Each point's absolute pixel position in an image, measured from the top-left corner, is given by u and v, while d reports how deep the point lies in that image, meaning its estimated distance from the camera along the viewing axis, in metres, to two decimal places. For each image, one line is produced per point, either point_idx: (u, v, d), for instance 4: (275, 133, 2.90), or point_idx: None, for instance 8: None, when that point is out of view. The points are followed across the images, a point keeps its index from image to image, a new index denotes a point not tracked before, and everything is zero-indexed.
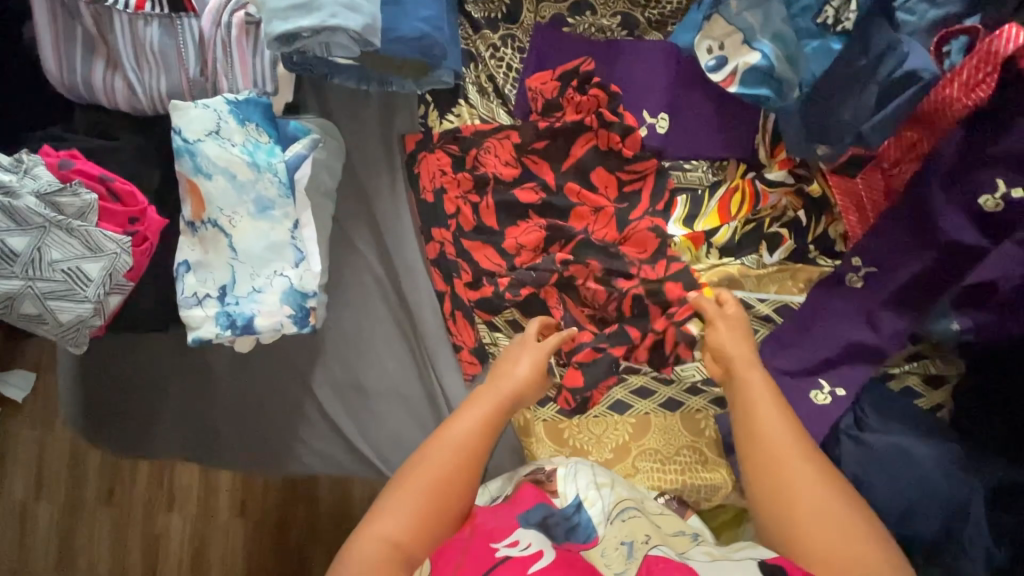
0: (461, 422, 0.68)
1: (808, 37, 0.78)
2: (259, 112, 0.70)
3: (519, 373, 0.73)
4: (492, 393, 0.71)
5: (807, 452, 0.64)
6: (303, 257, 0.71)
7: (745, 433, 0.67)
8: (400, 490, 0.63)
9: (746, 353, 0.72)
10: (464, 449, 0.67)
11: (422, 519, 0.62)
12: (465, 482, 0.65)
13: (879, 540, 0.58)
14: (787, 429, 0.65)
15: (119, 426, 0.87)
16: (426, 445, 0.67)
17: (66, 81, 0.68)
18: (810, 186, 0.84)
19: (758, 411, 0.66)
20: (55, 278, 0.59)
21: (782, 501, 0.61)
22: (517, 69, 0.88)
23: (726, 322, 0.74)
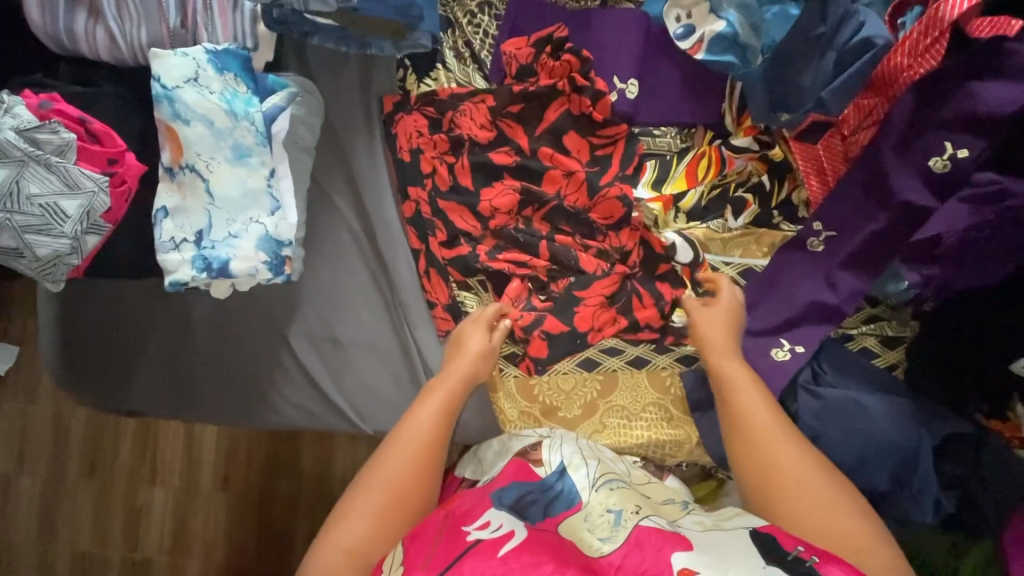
0: (423, 411, 0.73)
1: (768, 4, 0.81)
2: (238, 62, 0.72)
3: (471, 353, 0.78)
4: (440, 385, 0.76)
5: (782, 427, 0.71)
6: (279, 206, 0.73)
7: (723, 412, 0.74)
8: (365, 489, 0.68)
9: (716, 342, 0.77)
10: (427, 441, 0.71)
11: (388, 517, 0.66)
12: (424, 475, 0.69)
13: (849, 501, 0.66)
14: (763, 406, 0.72)
15: (96, 379, 0.88)
16: (388, 443, 0.71)
17: (48, 30, 0.71)
18: (773, 151, 0.88)
19: (735, 392, 0.74)
20: (33, 212, 0.61)
21: (762, 477, 0.68)
22: (493, 35, 0.90)
23: (705, 318, 0.78)
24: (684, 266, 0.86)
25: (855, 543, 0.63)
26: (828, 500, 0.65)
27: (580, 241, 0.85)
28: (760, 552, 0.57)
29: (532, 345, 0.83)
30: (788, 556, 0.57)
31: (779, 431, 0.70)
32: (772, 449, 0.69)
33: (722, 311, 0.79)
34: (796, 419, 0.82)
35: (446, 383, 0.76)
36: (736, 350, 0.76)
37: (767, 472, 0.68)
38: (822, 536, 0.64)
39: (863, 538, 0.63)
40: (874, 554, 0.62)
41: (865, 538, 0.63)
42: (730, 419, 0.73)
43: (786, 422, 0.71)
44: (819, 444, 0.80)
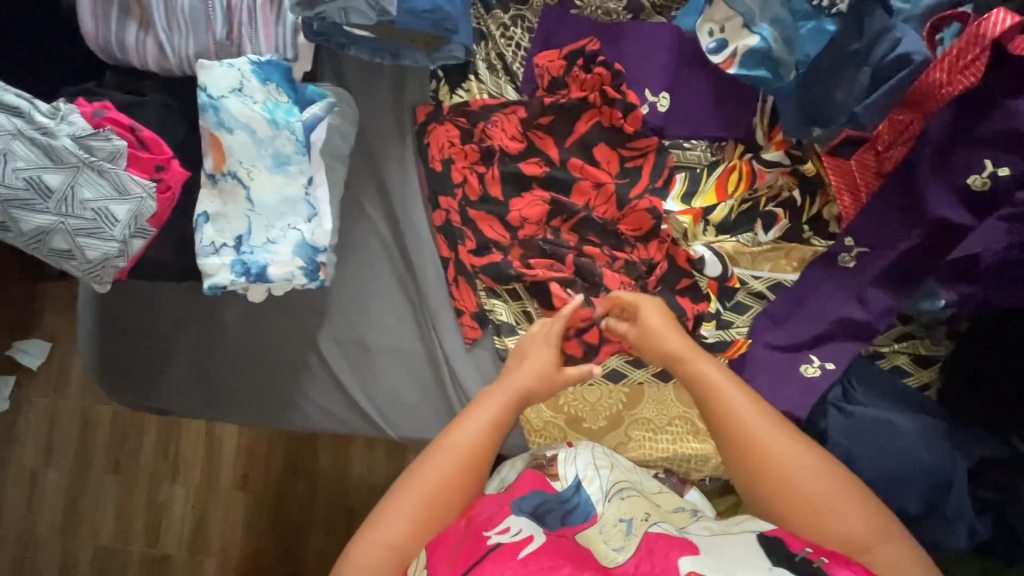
0: (472, 423, 0.72)
1: (804, 19, 0.78)
2: (280, 73, 0.74)
3: (529, 371, 0.76)
4: (495, 395, 0.74)
5: (774, 424, 0.69)
6: (315, 213, 0.74)
7: (705, 414, 0.71)
8: (403, 491, 0.67)
9: (672, 349, 0.75)
10: (475, 452, 0.70)
11: (423, 525, 0.65)
12: (465, 489, 0.68)
13: (864, 502, 0.64)
14: (750, 406, 0.70)
15: (130, 377, 0.91)
16: (433, 448, 0.70)
17: (101, 40, 0.74)
18: (804, 166, 0.87)
19: (722, 393, 0.70)
20: (85, 216, 0.63)
21: (764, 479, 0.66)
22: (525, 48, 0.91)
23: (638, 336, 0.78)
24: (711, 280, 0.86)
25: (866, 537, 0.62)
26: (834, 496, 0.64)
27: (609, 252, 0.85)
28: (767, 555, 0.58)
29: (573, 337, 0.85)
30: (796, 557, 0.57)
31: (771, 429, 0.68)
32: (768, 448, 0.67)
33: (658, 317, 0.77)
34: (824, 437, 0.81)
35: (504, 392, 0.75)
36: (691, 349, 0.75)
37: (767, 473, 0.66)
38: (834, 533, 0.63)
39: (875, 530, 0.63)
40: (887, 548, 0.62)
41: (876, 531, 0.63)
42: (718, 421, 0.70)
43: (776, 417, 0.70)
44: (849, 463, 0.79)
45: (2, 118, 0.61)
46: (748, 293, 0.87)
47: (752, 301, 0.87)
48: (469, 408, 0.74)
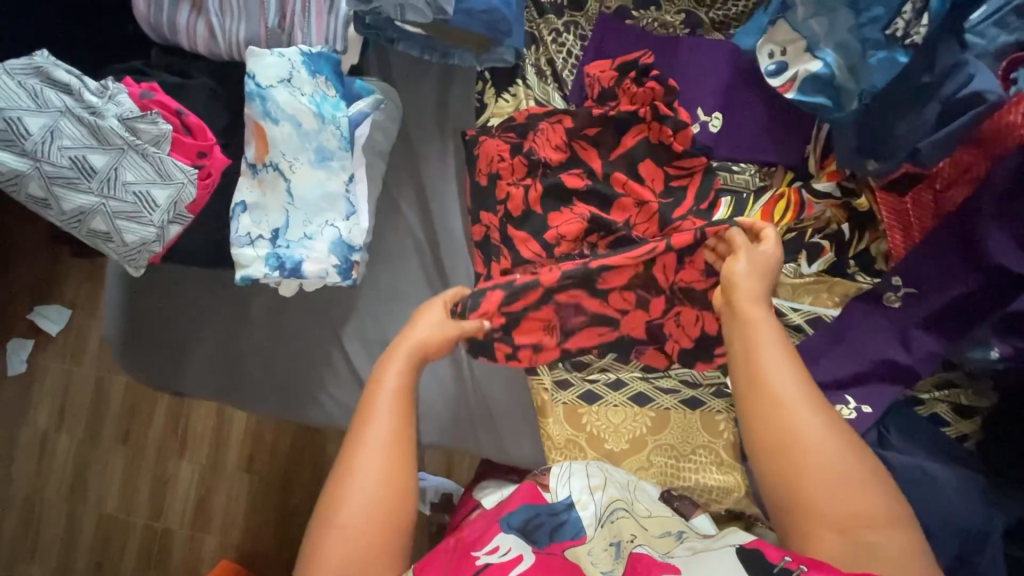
0: (377, 423, 0.66)
1: (874, 48, 0.75)
2: (329, 65, 0.72)
3: (414, 340, 0.72)
4: (404, 344, 0.71)
5: (806, 390, 0.64)
6: (354, 211, 0.73)
7: (743, 366, 0.67)
8: (340, 504, 0.62)
9: (745, 289, 0.70)
10: (392, 447, 0.65)
11: (371, 539, 0.61)
12: (402, 491, 0.64)
13: (883, 487, 0.60)
14: (786, 369, 0.65)
15: (151, 358, 0.90)
16: (352, 446, 0.65)
17: (153, 19, 0.73)
18: (857, 200, 0.84)
19: (760, 354, 0.66)
20: (127, 199, 0.61)
21: (777, 445, 0.62)
22: (577, 56, 0.89)
23: (749, 255, 0.71)
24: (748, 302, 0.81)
25: (874, 518, 0.58)
26: (849, 474, 0.60)
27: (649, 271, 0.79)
28: (746, 569, 0.55)
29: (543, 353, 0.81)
30: (775, 568, 0.55)
31: (805, 400, 0.63)
32: (795, 414, 0.62)
33: (765, 261, 0.71)
34: None
35: (410, 339, 0.72)
36: (766, 299, 0.70)
37: (782, 439, 0.62)
38: (839, 510, 0.59)
39: (884, 513, 0.59)
40: (894, 532, 0.58)
41: (889, 519, 0.58)
42: (752, 386, 0.65)
43: (816, 390, 0.64)
44: None
45: (50, 94, 0.59)
46: (786, 325, 0.85)
47: (790, 334, 0.85)
48: (375, 386, 0.68)
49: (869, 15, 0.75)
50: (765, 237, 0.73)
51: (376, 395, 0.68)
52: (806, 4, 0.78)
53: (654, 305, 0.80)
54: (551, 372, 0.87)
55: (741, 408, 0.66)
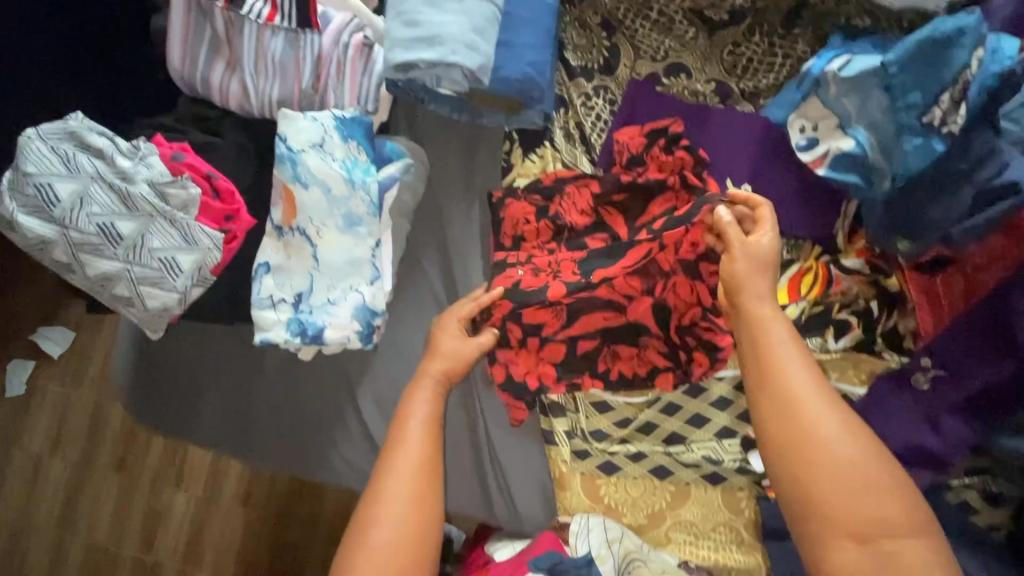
0: (409, 446, 0.71)
1: (910, 134, 0.74)
2: (362, 130, 0.71)
3: (437, 371, 0.76)
4: (430, 370, 0.76)
5: (818, 389, 0.63)
6: (378, 276, 0.71)
7: (753, 364, 0.67)
8: (372, 522, 0.67)
9: (753, 285, 0.68)
10: (421, 470, 0.70)
11: (403, 556, 0.65)
12: (432, 517, 0.68)
13: (898, 485, 0.60)
14: (797, 365, 0.64)
15: (160, 407, 0.88)
16: (380, 473, 0.70)
17: (185, 74, 0.73)
18: (887, 278, 0.83)
19: (769, 351, 0.65)
20: (152, 265, 0.60)
21: (789, 440, 0.62)
22: (606, 119, 0.88)
23: (743, 248, 0.69)
24: None
25: (890, 524, 0.58)
26: (863, 476, 0.59)
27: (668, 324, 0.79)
28: None
29: (550, 350, 0.81)
30: None
31: (817, 396, 0.62)
32: (807, 415, 0.62)
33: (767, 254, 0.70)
34: None
35: (433, 367, 0.76)
36: (771, 293, 0.69)
37: (794, 434, 0.62)
38: (851, 508, 0.59)
39: (898, 514, 0.59)
40: (910, 538, 0.58)
41: (905, 523, 0.59)
42: (762, 382, 0.65)
43: (827, 384, 0.64)
44: None
45: (82, 158, 0.59)
46: None
47: None
48: (403, 417, 0.74)
49: (905, 101, 0.74)
50: (760, 218, 0.71)
51: (405, 424, 0.73)
52: (839, 83, 0.78)
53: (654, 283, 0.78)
54: (568, 442, 0.84)
55: (752, 407, 0.66)
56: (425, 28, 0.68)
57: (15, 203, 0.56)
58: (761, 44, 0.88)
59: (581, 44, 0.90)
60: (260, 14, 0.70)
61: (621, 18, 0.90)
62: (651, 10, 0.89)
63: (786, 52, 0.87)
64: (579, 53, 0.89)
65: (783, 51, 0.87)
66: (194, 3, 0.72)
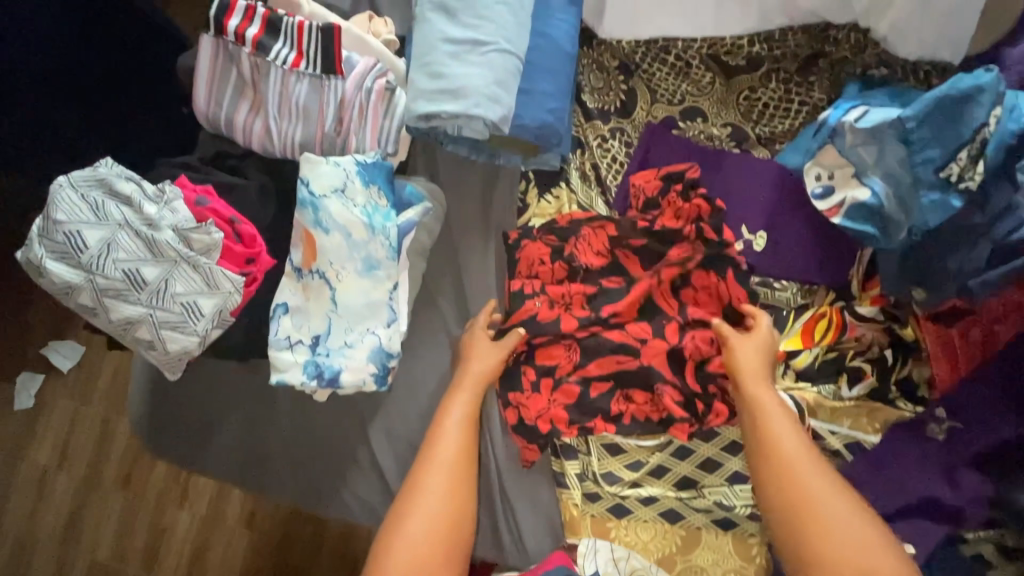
0: (446, 443, 0.75)
1: (927, 189, 0.74)
2: (382, 174, 0.72)
3: (475, 376, 0.78)
4: (468, 375, 0.79)
5: (815, 463, 0.67)
6: (395, 317, 0.71)
7: (752, 439, 0.71)
8: (411, 511, 0.71)
9: (750, 366, 0.74)
10: (458, 467, 0.74)
11: (437, 544, 0.69)
12: (466, 509, 0.73)
13: (895, 555, 0.62)
14: (793, 439, 0.69)
15: (172, 438, 0.88)
16: (419, 470, 0.74)
17: (211, 115, 0.75)
18: (902, 328, 0.82)
19: (767, 426, 0.70)
20: (174, 309, 0.61)
21: (790, 511, 0.66)
22: (622, 162, 0.89)
23: (739, 343, 0.75)
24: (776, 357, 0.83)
25: None
26: (860, 544, 0.62)
27: (681, 369, 0.80)
28: None
29: (564, 391, 0.81)
30: None
31: (813, 469, 0.67)
32: (805, 487, 0.66)
33: (763, 339, 0.76)
34: None
35: (472, 371, 0.79)
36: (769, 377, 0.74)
37: (794, 505, 0.66)
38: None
39: None
40: None
41: None
42: (761, 455, 0.69)
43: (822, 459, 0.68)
44: None
45: (111, 205, 0.60)
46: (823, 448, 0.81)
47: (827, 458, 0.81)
48: (441, 419, 0.77)
49: (923, 155, 0.74)
50: (757, 326, 0.77)
51: (444, 421, 0.77)
52: (856, 133, 0.78)
53: (668, 329, 0.81)
54: (579, 485, 0.84)
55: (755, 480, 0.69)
56: (449, 80, 0.69)
57: (44, 249, 0.58)
58: (778, 90, 0.88)
59: (599, 87, 0.90)
60: (286, 61, 0.72)
61: (638, 62, 0.91)
62: (668, 54, 0.90)
63: (802, 99, 0.88)
64: (596, 95, 0.90)
65: (799, 98, 0.88)
66: (222, 48, 0.73)
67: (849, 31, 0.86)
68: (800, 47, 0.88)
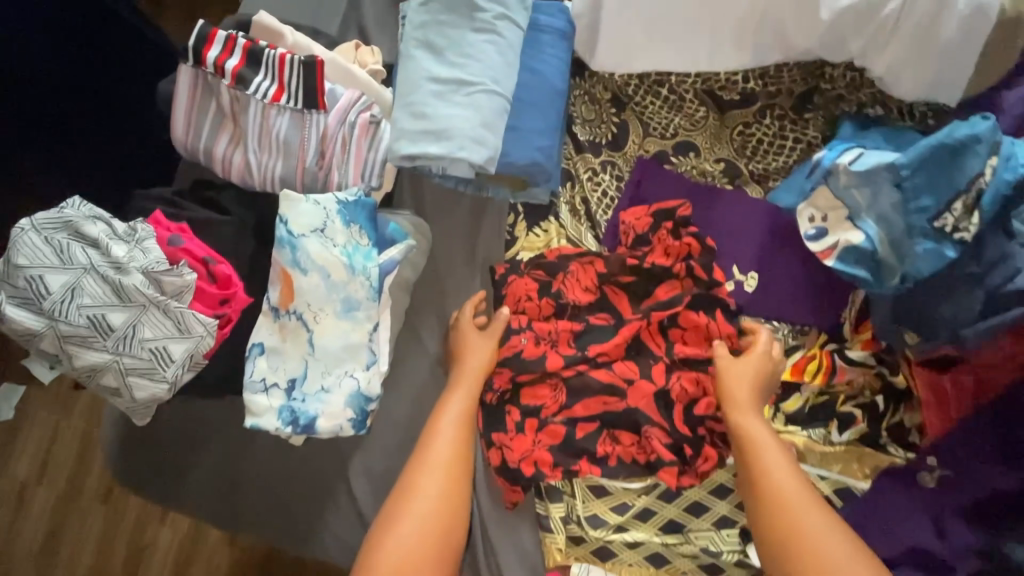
0: (443, 441, 0.74)
1: (921, 237, 0.73)
2: (364, 213, 0.69)
3: (472, 371, 0.78)
4: (469, 371, 0.78)
5: (809, 495, 0.67)
6: (375, 360, 0.69)
7: (744, 467, 0.71)
8: (401, 513, 0.69)
9: (740, 395, 0.74)
10: (450, 468, 0.73)
11: (427, 547, 0.68)
12: (455, 512, 0.71)
13: None
14: (786, 469, 0.69)
15: (148, 472, 0.86)
16: (411, 472, 0.73)
17: (190, 146, 0.73)
18: (894, 374, 0.81)
19: (759, 454, 0.70)
20: (142, 355, 0.59)
21: (784, 541, 0.65)
22: (613, 197, 0.87)
23: (726, 368, 0.75)
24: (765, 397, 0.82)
25: None
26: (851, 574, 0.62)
27: (668, 411, 0.78)
28: None
29: (548, 431, 0.79)
30: None
31: (806, 498, 0.67)
32: (798, 516, 0.66)
33: (751, 364, 0.75)
34: None
35: (467, 364, 0.78)
36: (758, 403, 0.74)
37: (787, 535, 0.65)
38: None
39: None
40: None
41: None
42: (754, 484, 0.69)
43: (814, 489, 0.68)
44: None
45: (77, 250, 0.59)
46: None
47: None
48: (435, 419, 0.76)
49: (918, 203, 0.73)
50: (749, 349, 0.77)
51: (439, 419, 0.76)
52: (850, 175, 0.77)
53: (655, 371, 0.79)
54: (564, 529, 0.81)
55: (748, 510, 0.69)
56: (432, 121, 0.67)
57: (4, 296, 0.57)
58: (772, 126, 0.87)
59: (590, 118, 0.88)
60: (267, 94, 0.71)
61: (631, 95, 0.89)
62: (661, 87, 0.89)
63: (797, 136, 0.86)
64: (587, 127, 0.88)
65: (794, 135, 0.86)
66: (203, 79, 0.72)
67: (844, 68, 0.84)
68: (795, 83, 0.87)
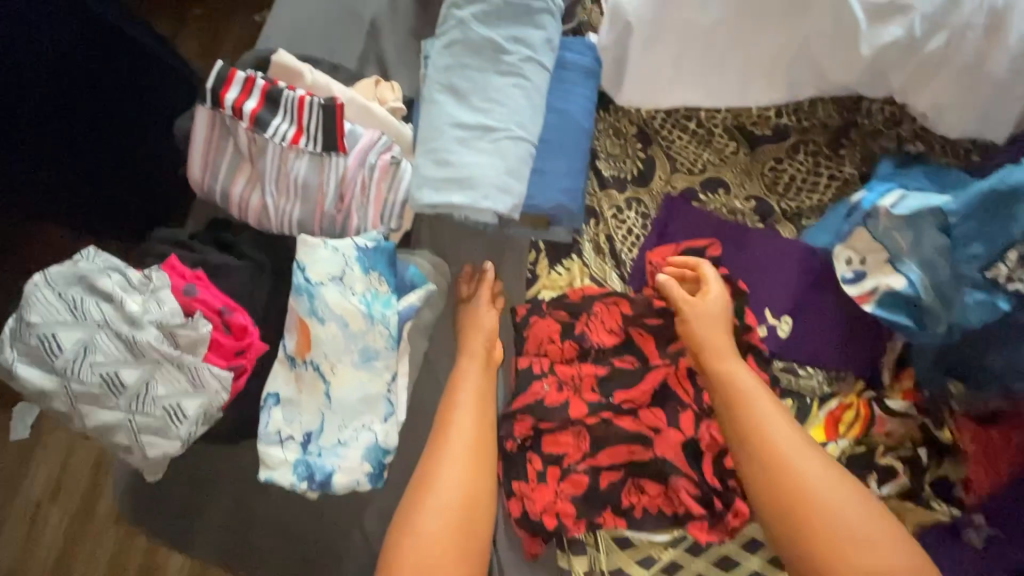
0: (462, 412, 0.71)
1: (971, 287, 0.70)
2: (385, 260, 0.68)
3: (479, 350, 0.76)
4: (475, 343, 0.76)
5: (804, 444, 0.65)
6: (393, 411, 0.66)
7: (733, 422, 0.68)
8: (423, 505, 0.66)
9: (719, 345, 0.72)
10: (475, 449, 0.69)
11: (448, 542, 0.64)
12: (481, 502, 0.67)
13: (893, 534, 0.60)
14: (777, 420, 0.67)
15: (159, 514, 0.83)
16: (429, 461, 0.69)
17: (207, 186, 0.71)
18: (938, 428, 0.75)
19: (750, 408, 0.67)
20: (154, 413, 0.57)
21: (785, 497, 0.63)
22: (638, 234, 0.84)
23: (694, 313, 0.73)
24: None
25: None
26: (854, 522, 0.60)
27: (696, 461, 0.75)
28: None
29: (570, 481, 0.75)
30: None
31: (802, 450, 0.65)
32: (797, 468, 0.64)
33: (720, 303, 0.73)
34: None
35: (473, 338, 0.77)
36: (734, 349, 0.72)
37: (788, 489, 0.63)
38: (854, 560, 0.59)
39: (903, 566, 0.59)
40: None
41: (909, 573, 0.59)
42: (747, 440, 0.66)
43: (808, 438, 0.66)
44: None
45: (91, 304, 0.58)
46: None
47: None
48: (449, 401, 0.72)
49: (966, 251, 0.71)
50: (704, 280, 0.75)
51: (456, 393, 0.73)
52: (891, 218, 0.74)
53: (685, 419, 0.76)
54: None
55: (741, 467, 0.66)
56: (457, 168, 0.65)
57: (20, 354, 0.56)
58: (805, 162, 0.83)
59: (615, 153, 0.86)
60: (285, 137, 0.69)
61: (657, 128, 0.86)
62: (688, 121, 0.86)
63: (832, 172, 0.83)
64: (612, 163, 0.86)
65: (828, 171, 0.83)
66: (220, 120, 0.70)
67: (883, 103, 0.81)
68: (829, 117, 0.84)
